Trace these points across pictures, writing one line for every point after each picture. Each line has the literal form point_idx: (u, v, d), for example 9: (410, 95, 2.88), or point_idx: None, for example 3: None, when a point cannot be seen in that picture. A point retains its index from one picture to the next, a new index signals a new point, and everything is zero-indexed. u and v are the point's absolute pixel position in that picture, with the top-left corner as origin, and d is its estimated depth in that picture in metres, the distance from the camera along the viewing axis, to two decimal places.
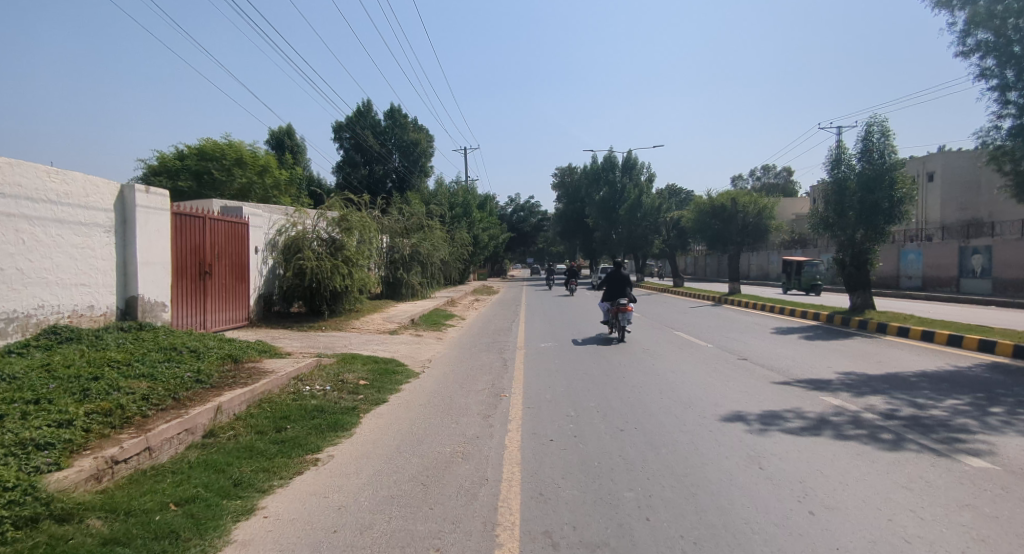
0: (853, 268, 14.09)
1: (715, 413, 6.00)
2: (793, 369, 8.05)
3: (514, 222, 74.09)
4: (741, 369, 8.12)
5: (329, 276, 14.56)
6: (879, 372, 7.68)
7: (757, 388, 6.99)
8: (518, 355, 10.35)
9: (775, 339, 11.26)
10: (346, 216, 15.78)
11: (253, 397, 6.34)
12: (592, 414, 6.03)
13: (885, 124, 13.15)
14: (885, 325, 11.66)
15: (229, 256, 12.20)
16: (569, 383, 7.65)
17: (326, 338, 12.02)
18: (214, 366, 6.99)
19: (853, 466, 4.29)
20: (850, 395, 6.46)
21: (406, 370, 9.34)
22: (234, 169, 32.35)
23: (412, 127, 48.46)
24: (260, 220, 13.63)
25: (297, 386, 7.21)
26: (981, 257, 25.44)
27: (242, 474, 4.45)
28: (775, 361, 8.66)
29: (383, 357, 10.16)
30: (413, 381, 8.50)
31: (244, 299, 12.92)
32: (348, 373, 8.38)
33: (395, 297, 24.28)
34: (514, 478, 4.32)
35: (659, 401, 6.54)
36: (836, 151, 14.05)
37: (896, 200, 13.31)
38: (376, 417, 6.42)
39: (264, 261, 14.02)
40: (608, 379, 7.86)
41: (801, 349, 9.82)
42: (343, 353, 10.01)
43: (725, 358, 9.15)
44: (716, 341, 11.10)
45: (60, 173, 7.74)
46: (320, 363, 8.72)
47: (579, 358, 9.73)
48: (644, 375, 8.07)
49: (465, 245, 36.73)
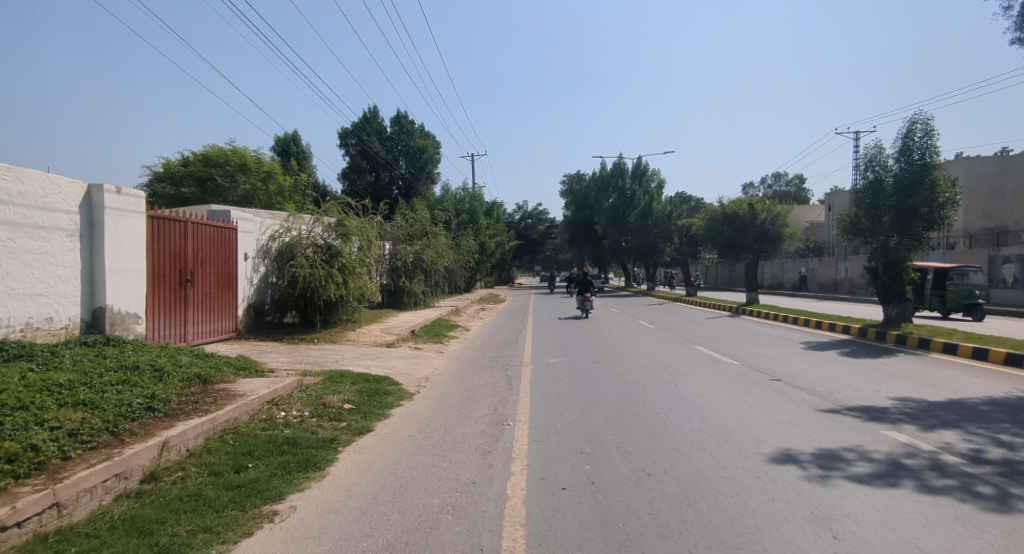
0: (888, 278, 13.09)
1: (759, 452, 4.98)
2: (839, 394, 7.02)
3: (521, 230, 73.45)
4: (778, 393, 7.12)
5: (323, 284, 13.69)
6: (942, 398, 6.63)
7: (803, 418, 5.97)
8: (525, 373, 9.40)
9: (807, 356, 10.21)
10: (343, 222, 14.92)
11: (216, 427, 5.43)
12: (611, 453, 5.07)
13: (930, 122, 12.12)
14: (928, 341, 10.60)
15: (215, 264, 11.39)
16: (583, 410, 6.72)
17: (317, 352, 11.14)
18: (174, 389, 6.06)
19: (959, 538, 3.29)
20: (917, 428, 5.43)
21: (400, 390, 8.41)
22: (237, 175, 31.76)
23: (419, 134, 47.98)
24: (250, 225, 12.83)
25: (271, 413, 6.29)
26: (1012, 266, 23.73)
27: (172, 538, 3.49)
28: (815, 384, 7.63)
29: (377, 375, 9.25)
30: (406, 404, 7.55)
31: (231, 309, 12.10)
32: (333, 394, 7.45)
33: (397, 306, 23.33)
34: (516, 548, 3.36)
35: (688, 434, 5.57)
36: (871, 151, 13.06)
37: (937, 205, 12.28)
38: (356, 453, 5.47)
39: (255, 269, 13.23)
40: (626, 404, 6.92)
41: (841, 369, 8.78)
42: (333, 370, 9.11)
43: (757, 379, 8.13)
44: (742, 358, 10.09)
45: (14, 170, 6.94)
46: (302, 383, 7.79)
47: (593, 377, 8.76)
48: (668, 399, 7.10)
49: (471, 253, 35.90)
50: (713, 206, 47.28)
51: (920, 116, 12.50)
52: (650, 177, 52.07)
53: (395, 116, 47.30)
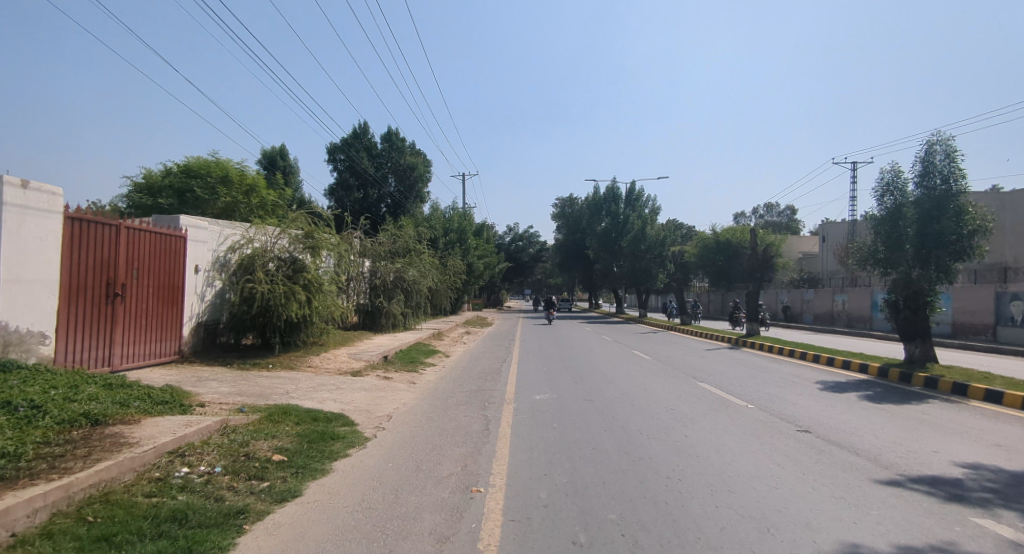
0: (910, 312, 11.90)
1: (820, 550, 3.60)
2: (892, 457, 5.65)
3: (513, 252, 72.41)
4: (815, 454, 5.77)
5: (283, 302, 12.21)
6: (1021, 466, 5.31)
7: (860, 495, 4.61)
8: (506, 413, 7.98)
9: (830, 401, 8.88)
10: (312, 233, 13.51)
11: (74, 496, 3.90)
12: (615, 547, 3.66)
13: (951, 143, 11.01)
14: (965, 387, 9.29)
15: (154, 276, 9.92)
16: (574, 470, 5.36)
17: (267, 382, 9.63)
18: (33, 439, 4.52)
19: None
20: (1018, 515, 4.08)
21: (353, 433, 6.95)
22: (218, 187, 30.25)
23: (410, 151, 47.15)
24: (203, 234, 11.44)
25: (169, 469, 4.76)
26: (1021, 304, 22.84)
27: None
28: (855, 441, 6.29)
29: (330, 413, 7.77)
30: (355, 454, 6.09)
31: (173, 328, 10.60)
32: (264, 441, 5.97)
33: (374, 328, 21.71)
34: None
35: (715, 515, 4.20)
36: (889, 175, 12.03)
37: (965, 233, 11.19)
38: (267, 534, 3.97)
39: (207, 283, 11.80)
40: (630, 461, 5.57)
41: (876, 419, 7.44)
42: (276, 406, 7.62)
43: (782, 431, 6.79)
44: (757, 402, 8.75)
45: None
46: (227, 424, 6.28)
47: (585, 422, 7.38)
48: (679, 457, 5.72)
49: (457, 273, 34.49)
50: (705, 235, 47.83)
51: (942, 137, 11.39)
52: (643, 202, 51.28)
53: (386, 132, 46.53)
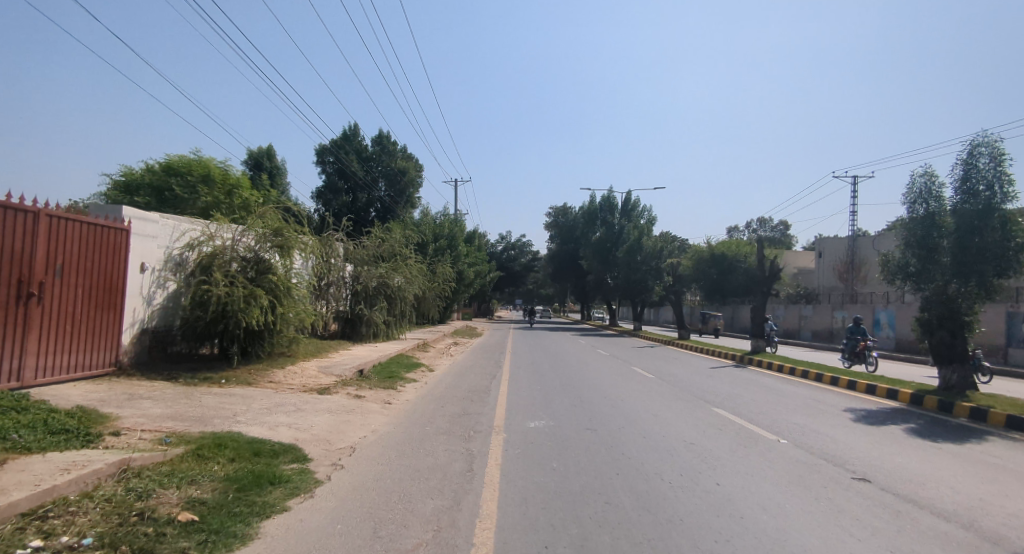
0: (947, 333, 10.76)
1: None
2: (993, 524, 4.37)
3: (503, 261, 71.40)
4: (896, 519, 4.44)
5: (243, 308, 10.79)
6: None
7: None
8: (494, 448, 6.61)
9: (873, 436, 7.61)
10: (280, 230, 12.08)
11: None
12: None
13: (998, 145, 9.91)
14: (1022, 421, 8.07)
15: (85, 274, 8.47)
16: (584, 540, 3.97)
17: (215, 401, 8.18)
18: None
19: None
20: None
21: (302, 473, 5.53)
22: (198, 186, 28.64)
23: (401, 155, 45.97)
24: (151, 229, 10.02)
25: (12, 543, 3.27)
26: None
27: None
28: (935, 498, 4.98)
29: (279, 444, 6.35)
30: (295, 508, 4.64)
31: (108, 336, 9.14)
32: (173, 490, 4.50)
33: (354, 338, 20.23)
34: None
35: None
36: (921, 181, 10.87)
37: (1011, 248, 10.08)
38: None
39: (157, 284, 10.36)
40: (655, 527, 4.22)
41: (938, 464, 6.16)
42: (211, 436, 6.16)
43: (836, 480, 5.49)
44: (789, 435, 7.48)
45: None
46: (128, 465, 4.79)
47: (589, 461, 6.05)
48: (719, 519, 4.39)
49: (446, 280, 33.19)
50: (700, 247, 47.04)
51: (987, 138, 10.26)
52: (639, 213, 50.33)
53: (377, 135, 45.36)
